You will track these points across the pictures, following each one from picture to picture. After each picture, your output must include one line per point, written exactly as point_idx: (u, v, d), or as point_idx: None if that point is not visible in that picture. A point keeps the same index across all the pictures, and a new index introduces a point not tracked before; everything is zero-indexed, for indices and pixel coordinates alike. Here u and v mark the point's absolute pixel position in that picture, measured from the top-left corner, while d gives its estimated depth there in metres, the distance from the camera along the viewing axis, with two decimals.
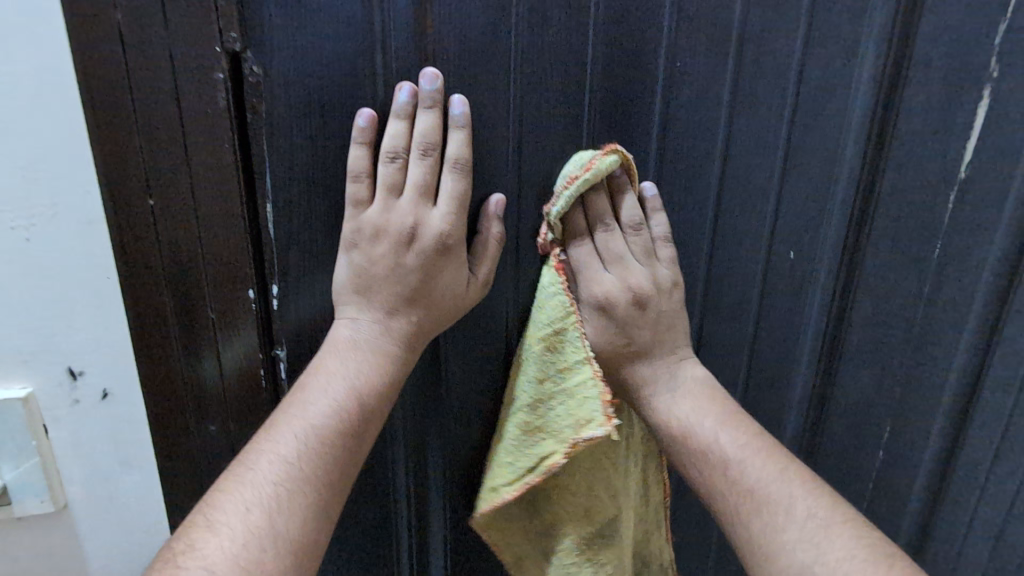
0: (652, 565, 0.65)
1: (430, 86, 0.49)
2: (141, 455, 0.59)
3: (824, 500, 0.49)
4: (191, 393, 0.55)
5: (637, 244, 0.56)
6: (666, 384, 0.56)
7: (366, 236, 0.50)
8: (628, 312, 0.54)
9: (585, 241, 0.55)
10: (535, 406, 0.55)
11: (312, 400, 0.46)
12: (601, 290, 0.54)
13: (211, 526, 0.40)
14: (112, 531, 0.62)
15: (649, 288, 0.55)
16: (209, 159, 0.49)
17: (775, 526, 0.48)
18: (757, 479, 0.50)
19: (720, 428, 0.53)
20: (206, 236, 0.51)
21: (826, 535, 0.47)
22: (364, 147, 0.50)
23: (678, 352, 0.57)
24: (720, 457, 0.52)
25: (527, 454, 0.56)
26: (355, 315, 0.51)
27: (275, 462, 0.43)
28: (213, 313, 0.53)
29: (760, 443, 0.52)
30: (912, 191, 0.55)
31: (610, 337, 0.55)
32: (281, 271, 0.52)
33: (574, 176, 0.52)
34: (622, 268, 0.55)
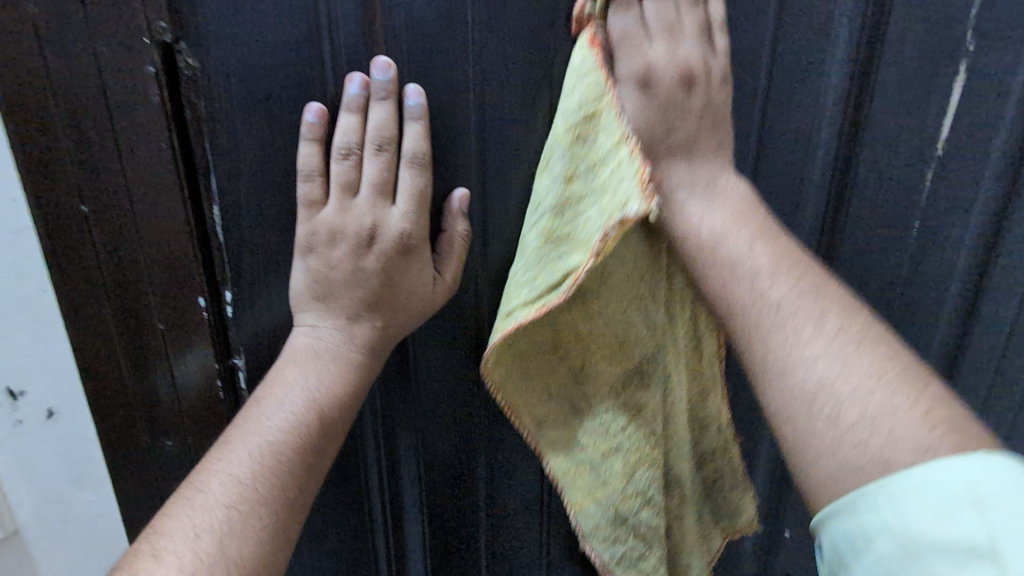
0: (710, 430, 0.55)
1: (383, 75, 0.46)
2: (95, 475, 0.56)
3: (865, 324, 0.37)
4: (143, 407, 0.53)
5: (691, 21, 0.43)
6: (703, 188, 0.43)
7: (322, 239, 0.47)
8: (671, 90, 0.42)
9: (631, 5, 0.43)
10: (560, 208, 0.44)
11: (268, 415, 0.44)
12: (642, 65, 0.43)
13: (157, 555, 0.38)
14: (69, 553, 0.60)
15: (701, 65, 0.43)
16: (145, 160, 0.45)
17: (799, 337, 0.37)
18: (790, 291, 0.38)
19: (758, 239, 0.40)
20: (148, 241, 0.47)
21: (856, 350, 0.36)
22: (315, 144, 0.47)
23: (721, 159, 0.44)
24: (747, 266, 0.40)
25: (547, 269, 0.44)
26: (315, 322, 0.48)
27: (226, 483, 0.41)
28: (161, 323, 0.50)
29: (798, 258, 0.40)
30: (887, 175, 0.55)
31: (643, 114, 0.43)
32: (234, 276, 0.49)
33: None
34: (670, 40, 0.43)
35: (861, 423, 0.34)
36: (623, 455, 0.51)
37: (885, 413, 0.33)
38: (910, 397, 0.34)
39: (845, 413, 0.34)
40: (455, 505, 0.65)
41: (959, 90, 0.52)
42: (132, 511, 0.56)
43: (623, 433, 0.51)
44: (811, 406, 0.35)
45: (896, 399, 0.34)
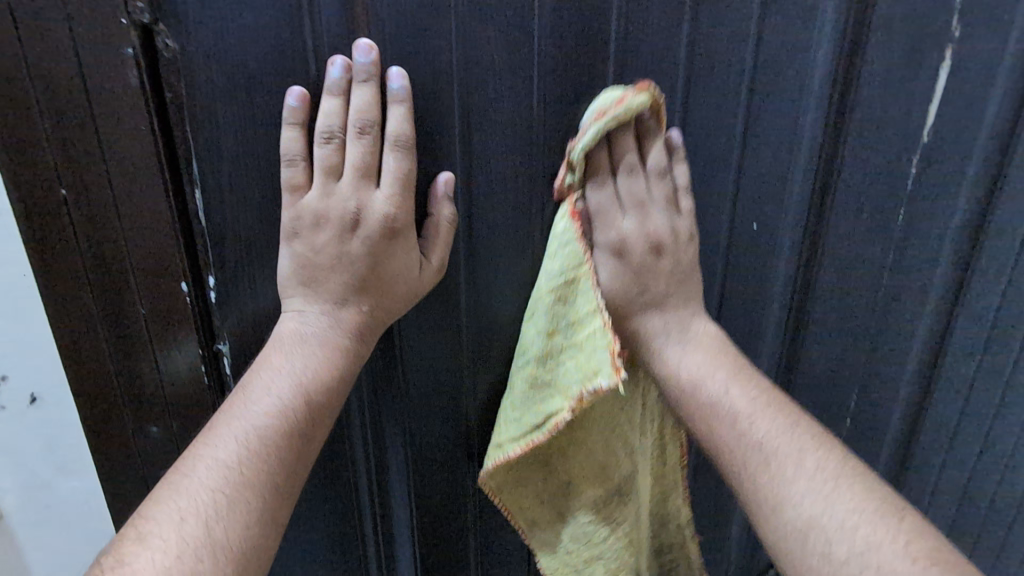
0: (670, 525, 0.65)
1: (365, 58, 0.45)
2: (80, 461, 0.56)
3: (836, 455, 0.46)
4: (126, 394, 0.52)
5: (659, 191, 0.52)
6: (678, 338, 0.53)
7: (307, 224, 0.47)
8: (643, 257, 0.52)
9: (605, 183, 0.51)
10: (543, 359, 0.53)
11: (254, 399, 0.44)
12: (616, 236, 0.51)
13: (142, 539, 0.38)
14: (57, 539, 0.60)
15: (668, 233, 0.53)
16: (124, 143, 0.45)
17: (784, 477, 0.45)
18: (767, 432, 0.47)
19: (732, 382, 0.50)
20: (129, 227, 0.47)
21: (835, 487, 0.44)
22: (297, 129, 0.46)
23: (691, 307, 0.54)
24: (730, 412, 0.49)
25: (531, 410, 0.54)
26: (301, 308, 0.48)
27: (212, 466, 0.41)
28: (143, 309, 0.50)
29: (770, 398, 0.50)
30: (877, 154, 0.63)
31: (623, 282, 0.52)
32: (217, 261, 0.50)
33: (603, 110, 0.49)
34: (640, 214, 0.52)
35: (851, 559, 0.41)
36: (602, 561, 0.60)
37: (872, 548, 0.41)
38: (890, 530, 0.41)
39: (836, 547, 0.42)
40: (442, 492, 0.66)
41: (945, 73, 0.59)
42: (118, 497, 0.56)
43: (604, 544, 0.59)
44: (805, 544, 0.43)
45: (880, 534, 0.41)
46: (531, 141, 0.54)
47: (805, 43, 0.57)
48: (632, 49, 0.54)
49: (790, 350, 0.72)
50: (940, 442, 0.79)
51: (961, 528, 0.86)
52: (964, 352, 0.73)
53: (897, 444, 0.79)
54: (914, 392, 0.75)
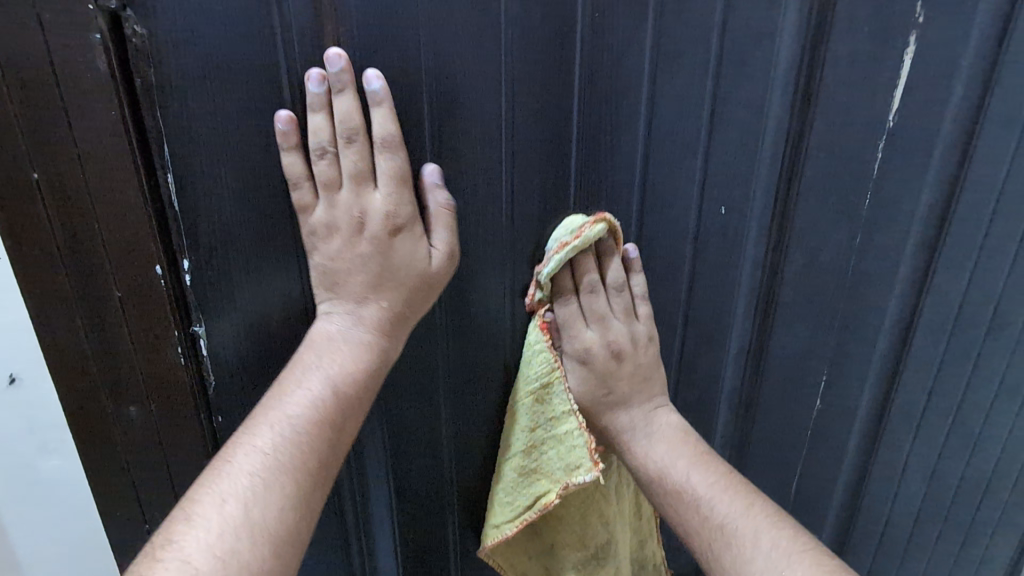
0: (646, 566, 0.74)
1: (338, 67, 0.47)
2: (60, 441, 0.57)
3: (787, 531, 0.54)
4: (104, 376, 0.53)
5: (620, 303, 0.62)
6: (644, 431, 0.62)
7: (321, 234, 0.52)
8: (606, 362, 0.62)
9: (570, 300, 0.61)
10: (527, 451, 0.63)
11: (289, 396, 0.49)
12: (580, 345, 0.62)
13: (188, 519, 0.42)
14: (35, 521, 0.60)
15: (627, 341, 0.62)
16: (94, 128, 0.46)
17: (742, 557, 0.53)
18: (726, 512, 0.56)
19: (693, 468, 0.59)
20: (102, 211, 0.48)
21: (789, 562, 0.52)
22: (294, 150, 0.50)
23: (653, 398, 0.64)
24: (693, 495, 0.58)
25: (523, 493, 0.64)
26: (328, 313, 0.54)
27: (252, 454, 0.45)
28: (118, 292, 0.51)
29: (728, 480, 0.59)
30: (840, 141, 0.63)
31: (589, 384, 0.62)
32: (191, 245, 0.51)
33: (565, 242, 0.58)
34: (602, 326, 0.61)
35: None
36: None
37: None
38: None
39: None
40: (420, 469, 0.68)
41: (908, 60, 0.60)
42: (98, 476, 0.57)
43: None
44: None
45: None
46: (501, 126, 0.55)
47: (770, 28, 0.58)
48: (599, 36, 0.55)
49: (759, 334, 0.74)
50: (911, 425, 0.80)
51: (934, 510, 0.88)
52: (936, 342, 0.74)
53: (867, 427, 0.81)
54: (881, 378, 0.77)
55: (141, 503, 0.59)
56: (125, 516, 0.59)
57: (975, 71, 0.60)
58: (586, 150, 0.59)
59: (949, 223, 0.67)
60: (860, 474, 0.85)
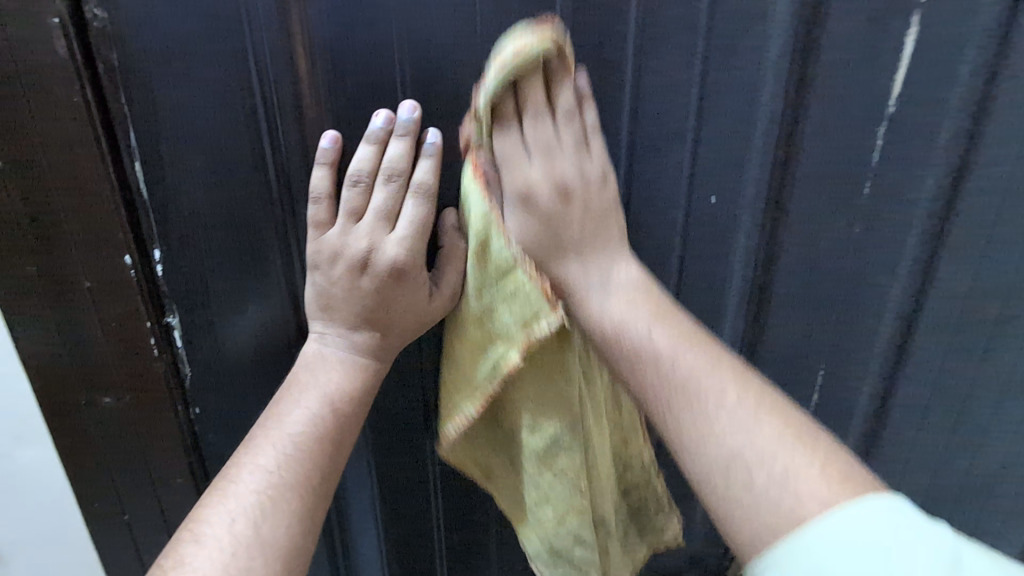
0: (632, 464, 0.64)
1: (408, 116, 0.49)
2: (36, 434, 0.57)
3: (766, 398, 0.40)
4: (77, 366, 0.53)
5: (569, 134, 0.48)
6: (599, 284, 0.48)
7: (325, 258, 0.50)
8: (552, 208, 0.48)
9: (510, 132, 0.48)
10: (478, 314, 0.52)
11: (288, 413, 0.49)
12: (521, 185, 0.48)
13: (198, 539, 0.42)
14: (17, 512, 0.61)
15: (578, 182, 0.49)
16: (56, 115, 0.45)
17: (704, 415, 0.40)
18: (689, 371, 0.42)
19: (656, 324, 0.44)
20: (68, 201, 0.47)
21: (756, 420, 0.39)
22: (326, 168, 0.49)
23: (614, 252, 0.49)
24: (653, 356, 0.43)
25: (481, 364, 0.53)
26: (321, 330, 0.53)
27: (256, 473, 0.46)
28: (88, 282, 0.50)
29: (699, 341, 0.44)
30: (838, 128, 0.60)
31: (532, 234, 0.49)
32: (162, 234, 0.51)
33: (502, 61, 0.44)
34: (548, 158, 0.48)
35: (771, 485, 0.37)
36: (551, 507, 0.58)
37: (790, 476, 0.37)
38: (807, 453, 0.38)
39: (757, 476, 0.38)
40: (402, 461, 0.67)
41: (910, 42, 0.56)
42: (77, 465, 0.57)
43: (551, 489, 0.57)
44: (728, 475, 0.39)
45: (799, 459, 0.38)
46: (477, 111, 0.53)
47: (762, 7, 0.55)
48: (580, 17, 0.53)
49: (753, 326, 0.72)
50: (913, 421, 0.77)
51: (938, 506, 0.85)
52: (940, 335, 0.71)
53: (866, 423, 0.78)
54: (882, 372, 0.74)
55: (119, 492, 0.59)
56: (104, 504, 0.59)
57: (982, 53, 0.56)
58: None
59: (956, 212, 0.64)
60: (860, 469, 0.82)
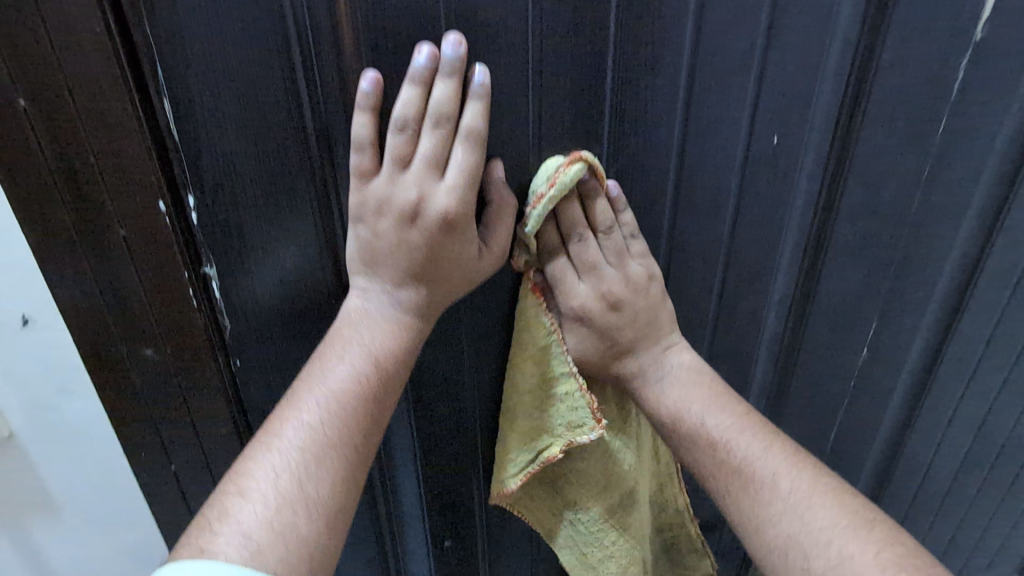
0: (669, 509, 0.71)
1: (453, 52, 0.45)
2: (83, 382, 0.56)
3: (807, 473, 0.52)
4: (116, 316, 0.52)
5: (608, 249, 0.54)
6: (656, 376, 0.57)
7: (370, 210, 0.47)
8: (605, 319, 0.55)
9: (558, 254, 0.55)
10: (534, 409, 0.59)
11: (330, 368, 0.48)
12: (577, 304, 0.55)
13: (242, 493, 0.42)
14: (65, 460, 0.61)
15: (624, 290, 0.55)
16: (81, 48, 0.41)
17: (762, 500, 0.52)
18: (744, 456, 0.53)
19: (708, 412, 0.56)
20: (97, 142, 0.45)
21: (808, 506, 0.50)
22: (368, 113, 0.46)
23: (664, 342, 0.58)
24: (709, 440, 0.55)
25: (529, 446, 0.61)
26: (365, 286, 0.50)
27: (299, 428, 0.45)
28: (123, 229, 0.48)
29: (748, 423, 0.55)
30: (921, 61, 0.55)
31: (591, 345, 0.57)
32: (195, 179, 0.48)
33: (540, 193, 0.50)
34: (595, 277, 0.55)
35: (828, 569, 0.47)
36: (615, 560, 0.66)
37: (845, 560, 0.47)
38: (861, 542, 0.47)
39: (814, 561, 0.48)
40: (443, 418, 0.66)
41: None
42: (123, 418, 0.57)
43: (616, 547, 0.65)
44: (785, 557, 0.49)
45: (850, 545, 0.47)
46: (527, 43, 0.49)
47: None
48: None
49: (806, 279, 0.68)
50: (959, 381, 0.75)
51: (975, 468, 0.84)
52: (999, 290, 0.68)
53: (915, 380, 0.76)
54: (934, 331, 0.72)
55: (167, 446, 0.59)
56: (151, 457, 0.59)
57: None
58: (622, 73, 0.53)
59: None
60: (901, 432, 0.81)
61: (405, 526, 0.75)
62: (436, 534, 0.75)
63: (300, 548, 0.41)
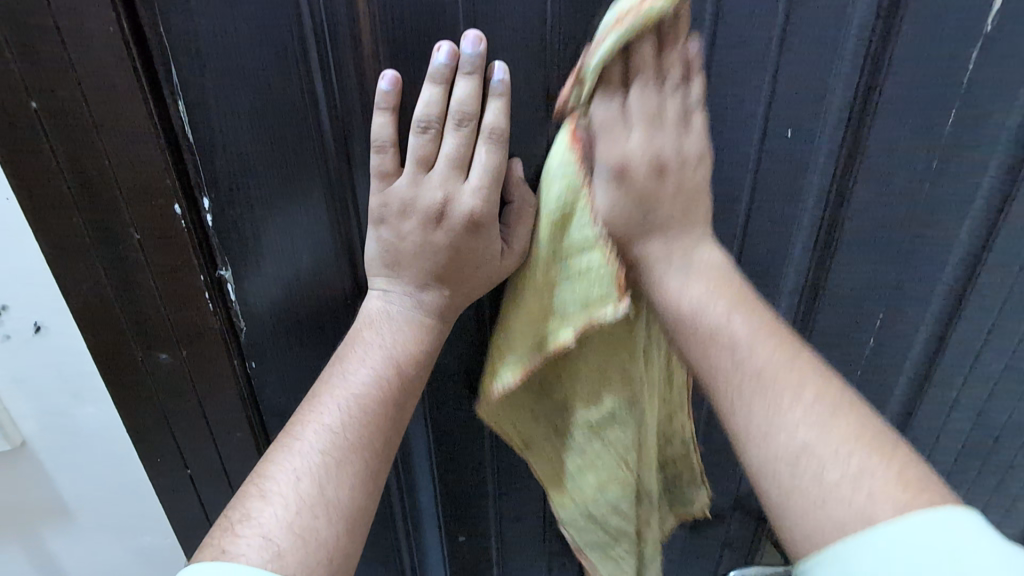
0: (674, 442, 0.63)
1: (472, 50, 0.44)
2: (96, 388, 0.56)
3: (837, 392, 0.40)
4: (131, 322, 0.51)
5: (672, 108, 0.45)
6: (679, 263, 0.46)
7: (393, 212, 0.47)
8: (648, 182, 0.45)
9: (614, 94, 0.44)
10: (543, 286, 0.49)
11: (351, 370, 0.47)
12: (618, 156, 0.44)
13: (264, 495, 0.41)
14: (79, 467, 0.60)
15: (676, 154, 0.45)
16: (91, 47, 0.40)
17: (778, 409, 0.39)
18: (763, 366, 0.41)
19: (735, 310, 0.43)
20: (110, 146, 0.44)
21: (831, 418, 0.38)
22: (388, 113, 0.45)
23: (696, 233, 0.46)
24: (727, 344, 0.42)
25: (533, 334, 0.51)
26: (386, 288, 0.50)
27: (320, 431, 0.44)
28: (138, 234, 0.47)
29: (777, 332, 0.42)
30: None
31: (622, 213, 0.45)
32: (210, 182, 0.47)
33: (620, 18, 0.40)
34: (651, 129, 0.44)
35: (845, 483, 0.36)
36: (598, 474, 0.60)
37: (864, 474, 0.36)
38: (882, 459, 0.37)
39: (828, 475, 0.37)
40: (458, 416, 0.66)
41: None
42: (137, 423, 0.56)
43: (599, 456, 0.59)
44: (794, 469, 0.38)
45: (872, 462, 0.37)
46: (545, 39, 0.48)
47: None
48: None
49: None
50: None
51: None
52: None
53: None
54: None
55: (182, 450, 0.58)
56: (167, 461, 0.59)
57: None
58: None
59: None
60: None
61: (420, 523, 0.75)
62: (450, 529, 0.75)
63: (321, 550, 0.39)
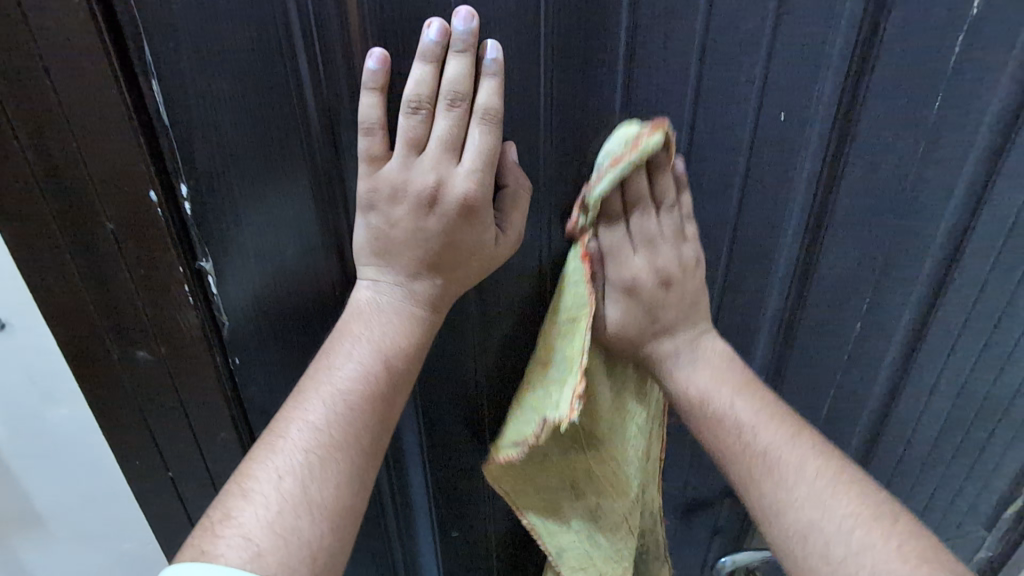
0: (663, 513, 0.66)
1: (465, 27, 0.42)
2: (66, 388, 0.53)
3: (835, 463, 0.47)
4: (104, 316, 0.48)
5: (667, 225, 0.52)
6: (686, 356, 0.54)
7: (384, 196, 0.45)
8: (653, 293, 0.52)
9: (618, 223, 0.51)
10: (539, 374, 0.54)
11: (337, 365, 0.45)
12: (627, 274, 0.52)
13: (246, 494, 0.40)
14: (51, 471, 0.57)
15: (676, 266, 0.53)
16: (55, 21, 0.37)
17: (787, 483, 0.47)
18: (769, 443, 0.49)
19: (738, 396, 0.51)
20: (78, 128, 0.41)
21: (832, 495, 0.45)
22: (376, 93, 0.43)
23: (699, 324, 0.55)
24: (735, 426, 0.50)
25: (517, 419, 0.55)
26: (375, 277, 0.48)
27: (305, 429, 0.42)
28: (110, 221, 0.44)
29: (782, 416, 0.51)
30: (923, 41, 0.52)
31: (634, 320, 0.53)
32: (187, 166, 0.44)
33: (616, 156, 0.47)
34: (651, 251, 0.52)
35: (849, 555, 0.43)
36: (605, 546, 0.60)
37: (866, 548, 0.43)
38: (882, 531, 0.43)
39: (834, 547, 0.43)
40: (450, 408, 0.65)
41: None
42: (114, 424, 0.53)
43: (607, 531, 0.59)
44: (806, 541, 0.45)
45: (871, 536, 0.43)
46: (539, 18, 0.47)
47: None
48: None
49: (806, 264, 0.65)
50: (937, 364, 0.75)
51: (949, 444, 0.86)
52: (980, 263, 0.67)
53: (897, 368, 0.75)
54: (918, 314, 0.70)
55: (163, 451, 0.56)
56: (147, 463, 0.56)
57: None
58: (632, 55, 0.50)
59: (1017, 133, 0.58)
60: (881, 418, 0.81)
61: (412, 519, 0.73)
62: (443, 525, 0.74)
63: (303, 552, 0.38)
